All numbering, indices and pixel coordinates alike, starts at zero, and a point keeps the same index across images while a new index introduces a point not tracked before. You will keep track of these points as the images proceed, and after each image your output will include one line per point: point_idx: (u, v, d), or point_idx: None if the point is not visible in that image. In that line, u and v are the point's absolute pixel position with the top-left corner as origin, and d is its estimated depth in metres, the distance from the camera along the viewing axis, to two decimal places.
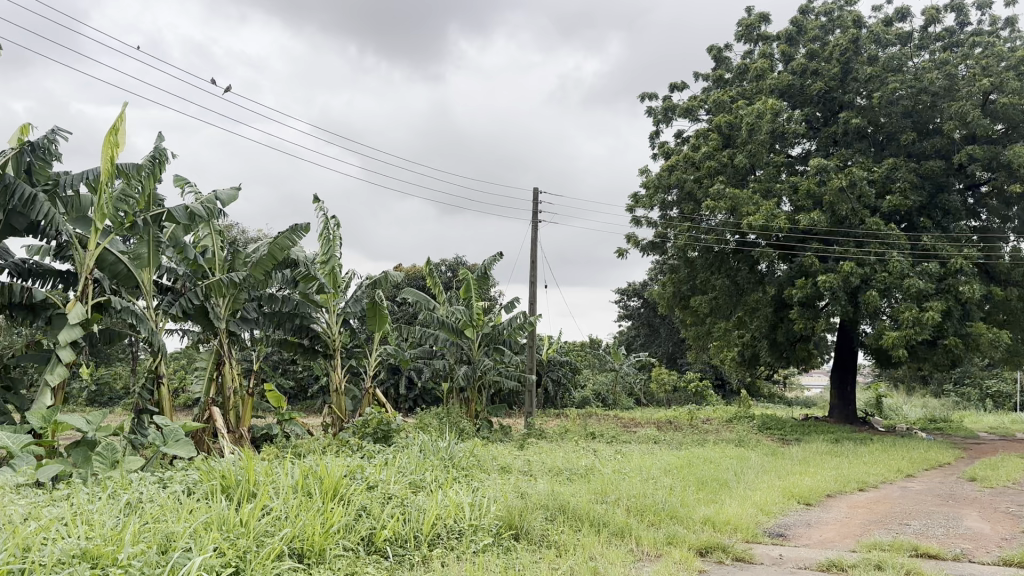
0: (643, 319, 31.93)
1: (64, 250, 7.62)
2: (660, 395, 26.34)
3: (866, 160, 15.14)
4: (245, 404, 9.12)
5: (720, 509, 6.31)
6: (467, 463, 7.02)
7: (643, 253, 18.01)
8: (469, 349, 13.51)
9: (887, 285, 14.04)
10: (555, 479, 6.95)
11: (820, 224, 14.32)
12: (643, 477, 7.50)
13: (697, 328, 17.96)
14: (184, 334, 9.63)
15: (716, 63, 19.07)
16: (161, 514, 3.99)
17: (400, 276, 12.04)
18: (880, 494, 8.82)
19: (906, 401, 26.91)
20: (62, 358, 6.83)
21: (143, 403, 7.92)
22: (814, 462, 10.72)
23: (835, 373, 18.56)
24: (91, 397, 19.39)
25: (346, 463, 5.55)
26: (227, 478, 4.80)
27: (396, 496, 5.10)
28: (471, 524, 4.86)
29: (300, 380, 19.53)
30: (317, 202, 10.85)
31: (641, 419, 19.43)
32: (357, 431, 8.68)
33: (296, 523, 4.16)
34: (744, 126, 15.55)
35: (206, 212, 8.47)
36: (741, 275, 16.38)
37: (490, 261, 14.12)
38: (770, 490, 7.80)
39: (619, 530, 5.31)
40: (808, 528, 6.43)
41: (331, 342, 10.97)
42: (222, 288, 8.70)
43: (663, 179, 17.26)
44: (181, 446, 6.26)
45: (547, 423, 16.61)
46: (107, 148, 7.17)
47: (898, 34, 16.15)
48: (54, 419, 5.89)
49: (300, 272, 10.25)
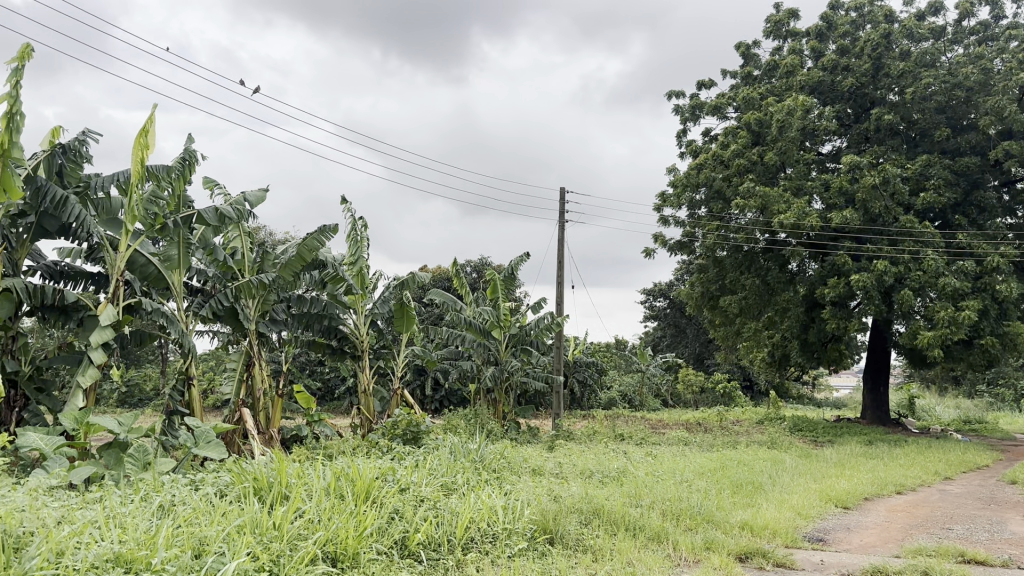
0: (670, 319, 31.72)
1: (95, 252, 7.66)
2: (688, 396, 26.11)
3: (899, 157, 14.87)
4: (275, 405, 9.11)
5: (756, 513, 6.18)
6: (497, 464, 6.95)
7: (671, 253, 17.86)
8: (496, 350, 13.43)
9: (922, 284, 13.77)
10: (587, 482, 6.86)
11: (853, 222, 14.08)
12: (676, 480, 7.39)
13: (727, 328, 17.75)
14: (214, 335, 9.65)
15: (745, 59, 18.87)
16: (195, 517, 3.95)
17: (427, 276, 12.00)
18: (919, 497, 8.62)
19: (940, 402, 26.46)
20: (94, 359, 6.84)
21: (174, 404, 7.93)
22: (849, 464, 10.53)
23: (867, 374, 18.27)
24: (122, 398, 19.59)
25: (378, 466, 5.50)
26: (260, 480, 4.77)
27: (428, 498, 5.03)
28: (505, 528, 4.78)
29: (327, 381, 19.59)
30: (345, 202, 10.85)
31: (669, 421, 19.29)
32: (386, 432, 8.65)
33: (329, 526, 4.10)
34: (775, 123, 15.35)
35: (235, 213, 8.47)
36: (772, 275, 16.12)
37: (517, 262, 14.05)
38: (806, 493, 7.64)
39: (656, 534, 5.21)
40: (848, 533, 6.28)
41: (359, 343, 10.95)
42: (251, 289, 8.70)
43: (691, 178, 17.08)
44: (211, 448, 6.27)
45: (574, 424, 16.54)
46: (137, 149, 7.18)
47: (931, 29, 15.87)
48: (86, 420, 5.91)
49: (328, 272, 10.24)
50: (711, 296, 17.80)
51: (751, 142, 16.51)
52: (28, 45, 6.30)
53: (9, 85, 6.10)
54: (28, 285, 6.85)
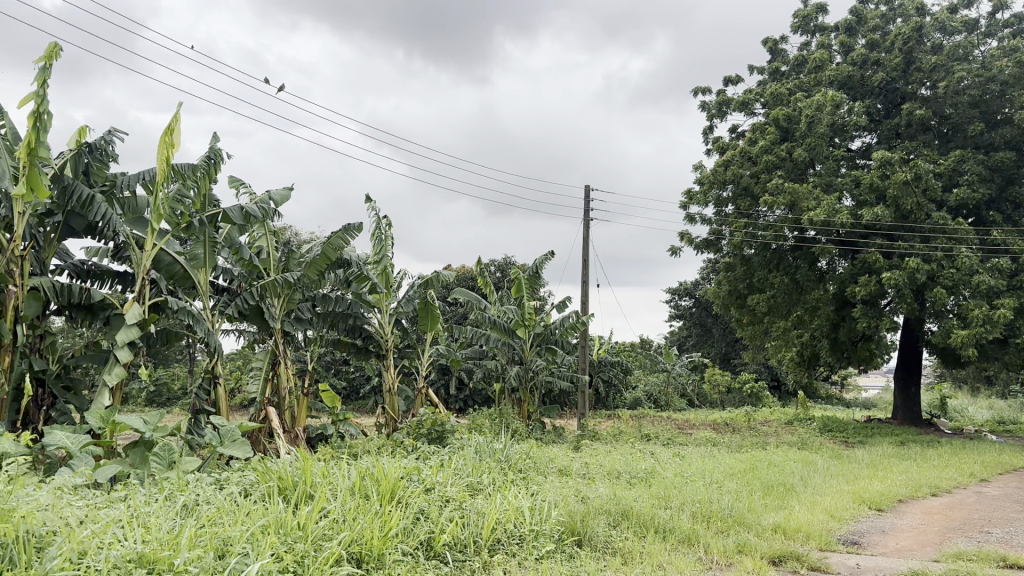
0: (695, 319, 31.46)
1: (122, 251, 7.68)
2: (715, 396, 25.86)
3: (932, 152, 14.58)
4: (300, 404, 9.09)
5: (789, 515, 6.04)
6: (523, 464, 6.86)
7: (697, 251, 17.68)
8: (521, 349, 13.35)
9: (955, 282, 13.48)
10: (615, 483, 6.76)
11: (884, 219, 13.82)
12: (706, 481, 7.27)
13: (755, 327, 17.53)
14: (240, 334, 9.66)
15: (772, 55, 18.64)
16: (218, 516, 3.90)
17: (451, 275, 11.93)
18: (955, 500, 8.41)
19: (973, 403, 25.98)
20: (121, 358, 6.84)
21: (200, 403, 7.92)
22: (882, 466, 10.32)
23: (898, 374, 17.96)
24: (150, 398, 19.75)
25: (403, 465, 5.43)
26: (284, 479, 4.72)
27: (454, 498, 4.96)
28: (532, 530, 4.69)
29: (352, 381, 19.62)
30: (369, 201, 10.81)
31: (696, 421, 19.07)
32: (411, 431, 8.59)
33: (353, 527, 4.04)
34: (803, 119, 15.13)
35: (261, 212, 8.46)
36: (801, 272, 15.89)
37: (542, 260, 13.96)
38: (839, 495, 7.48)
39: (687, 537, 5.11)
40: (883, 536, 6.12)
41: (384, 342, 10.91)
42: (277, 288, 8.69)
43: (718, 174, 16.88)
44: (237, 446, 6.19)
45: (599, 424, 16.42)
46: (163, 148, 7.18)
47: (964, 22, 15.56)
48: (111, 419, 5.90)
49: (352, 271, 10.20)
50: (739, 294, 17.59)
51: (780, 138, 16.29)
52: (55, 45, 6.31)
53: (36, 84, 6.11)
54: (55, 284, 6.86)
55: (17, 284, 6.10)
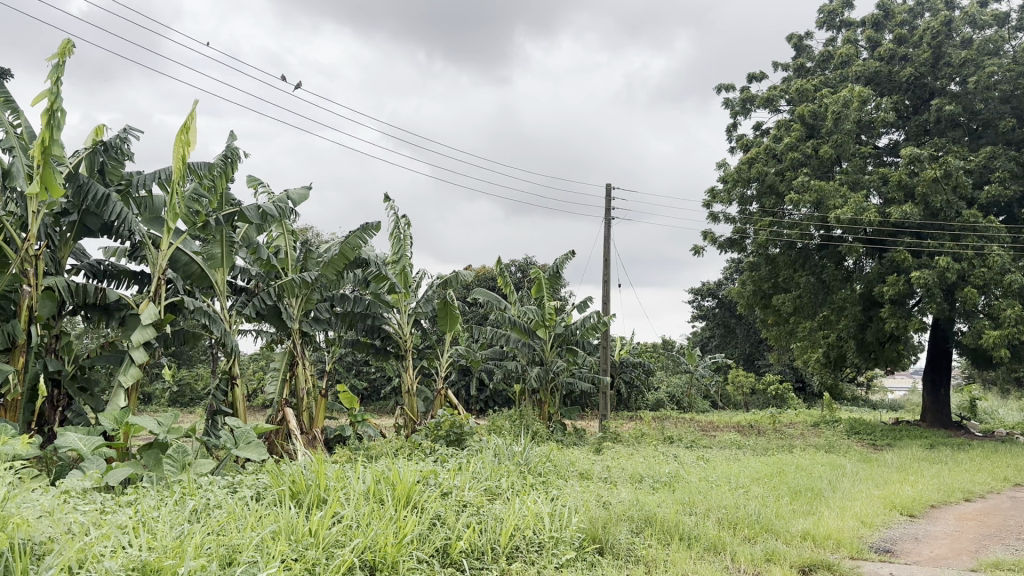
0: (719, 319, 31.14)
1: (138, 251, 7.63)
2: (738, 398, 25.55)
3: (962, 149, 14.25)
4: (318, 405, 9.00)
5: (818, 521, 5.84)
6: (543, 468, 6.69)
7: (721, 251, 17.46)
8: (541, 350, 13.18)
9: (986, 282, 13.15)
10: (637, 487, 6.57)
11: (913, 217, 13.50)
12: (731, 486, 7.06)
13: (780, 328, 17.25)
14: (258, 335, 9.59)
15: (797, 51, 18.37)
16: (227, 522, 3.79)
17: (470, 275, 11.79)
18: (989, 505, 8.14)
19: (1004, 404, 25.43)
20: (136, 358, 6.79)
21: (216, 404, 7.85)
22: (912, 469, 10.03)
23: (927, 376, 17.58)
24: (173, 398, 19.80)
25: (419, 468, 5.28)
26: (297, 483, 4.60)
27: (471, 503, 4.81)
28: (552, 536, 4.52)
29: (373, 382, 19.58)
30: (388, 200, 10.70)
31: (720, 423, 18.80)
32: (430, 433, 8.46)
33: (367, 533, 3.90)
34: (829, 115, 14.88)
35: (278, 211, 8.37)
36: (827, 272, 15.66)
37: (562, 260, 13.79)
38: (869, 500, 7.24)
39: (713, 545, 4.94)
40: (917, 543, 5.89)
41: (403, 342, 10.77)
42: (294, 288, 8.58)
43: (742, 173, 16.64)
44: (252, 448, 6.09)
45: (621, 426, 16.18)
46: (178, 147, 7.10)
47: (995, 16, 15.21)
48: (125, 421, 5.84)
49: (371, 271, 10.09)
50: (763, 294, 17.31)
51: (805, 136, 16.03)
52: (69, 41, 6.25)
53: (50, 82, 6.06)
54: (70, 284, 6.80)
55: (31, 283, 6.05)
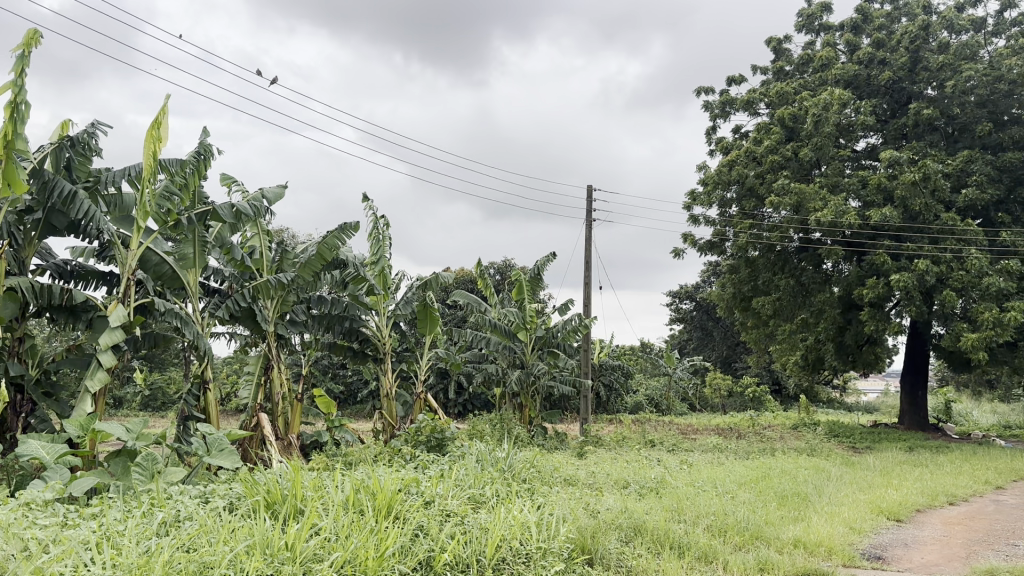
0: (697, 322, 31.18)
1: (106, 251, 7.37)
2: (716, 401, 25.56)
3: (940, 152, 14.29)
4: (295, 410, 8.77)
5: (808, 528, 5.72)
6: (527, 474, 6.52)
7: (701, 253, 17.42)
8: (522, 353, 13.02)
9: (964, 285, 13.19)
10: (624, 494, 6.42)
11: (892, 220, 13.50)
12: (718, 492, 6.92)
13: (759, 330, 17.25)
14: (232, 337, 9.38)
15: (775, 55, 18.39)
16: (199, 537, 3.59)
17: (450, 276, 11.59)
18: (973, 509, 8.07)
19: (978, 407, 25.60)
20: (104, 362, 6.53)
21: (189, 409, 7.62)
22: (895, 473, 9.97)
23: (905, 379, 17.62)
24: (145, 402, 19.43)
25: (401, 476, 5.09)
26: (273, 493, 4.39)
27: (455, 513, 4.62)
28: (540, 547, 4.31)
29: (350, 385, 19.36)
30: (366, 199, 10.48)
31: (699, 426, 18.75)
32: (409, 439, 8.27)
33: (346, 546, 3.70)
34: (809, 118, 14.89)
35: (252, 210, 8.14)
36: (807, 275, 15.66)
37: (543, 262, 13.65)
38: (855, 505, 7.14)
39: (704, 554, 4.80)
40: (907, 549, 5.79)
41: (381, 344, 10.56)
42: (269, 289, 8.35)
43: (722, 175, 16.58)
44: (225, 456, 5.85)
45: (602, 430, 16.05)
46: (149, 142, 6.85)
47: (972, 20, 15.28)
48: (91, 428, 5.60)
49: (349, 272, 9.87)
50: (743, 297, 17.32)
51: (785, 138, 16.04)
52: (35, 31, 6.00)
53: (14, 73, 5.80)
54: (35, 284, 6.54)
55: None
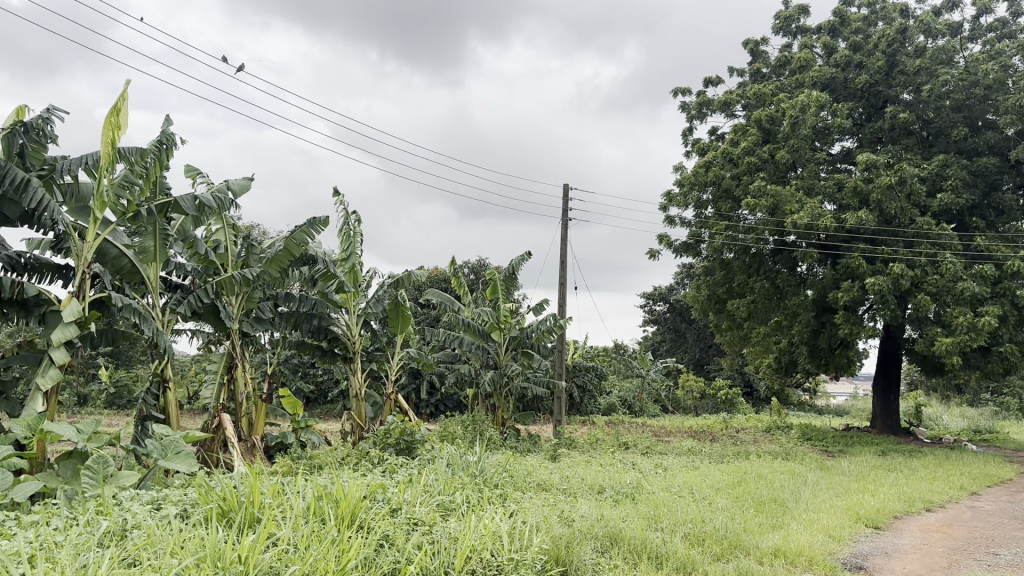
0: (670, 324, 31.18)
1: (62, 243, 7.05)
2: (688, 403, 25.56)
3: (915, 157, 14.30)
4: (258, 409, 8.52)
5: (787, 536, 5.55)
6: (499, 479, 6.30)
7: (676, 255, 17.30)
8: (496, 353, 12.80)
9: (939, 289, 13.24)
10: (598, 500, 6.23)
11: (868, 224, 13.46)
12: (695, 497, 6.77)
13: (733, 332, 17.22)
14: (195, 334, 9.08)
15: (752, 56, 18.35)
16: (144, 549, 3.33)
17: (424, 274, 11.34)
18: (949, 516, 7.98)
19: (946, 411, 25.80)
20: (56, 359, 6.23)
21: (147, 409, 7.31)
22: (871, 477, 9.92)
23: (878, 383, 17.65)
24: (110, 400, 18.97)
25: (366, 482, 4.86)
26: (228, 500, 4.13)
27: (423, 522, 4.40)
28: (512, 558, 4.07)
29: (320, 384, 19.06)
30: (337, 194, 10.19)
31: (673, 428, 18.69)
32: (378, 441, 8.04)
33: (305, 558, 3.45)
34: (786, 119, 14.84)
35: (216, 202, 7.83)
36: (781, 277, 15.49)
37: (517, 262, 13.43)
38: (833, 512, 7.01)
39: (683, 565, 4.62)
40: (887, 559, 5.65)
41: (351, 344, 10.28)
42: (234, 285, 8.05)
43: (699, 176, 16.46)
44: (181, 459, 5.54)
45: (575, 432, 15.94)
46: (107, 130, 6.53)
47: (948, 24, 15.31)
48: (39, 428, 5.28)
49: (318, 269, 9.55)
50: (718, 299, 17.27)
51: (761, 140, 15.97)
52: None
53: None
54: None
55: None
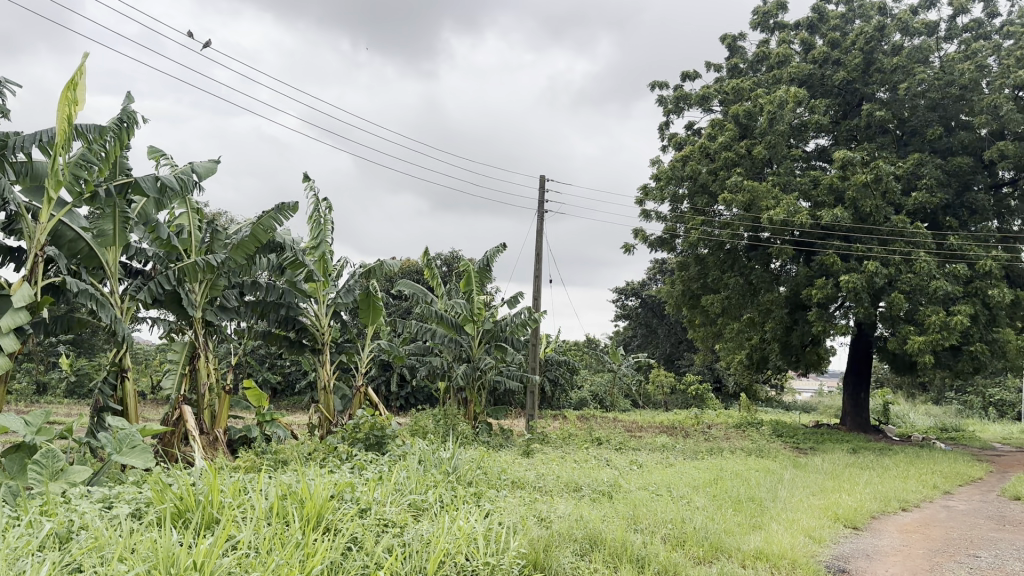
0: (641, 319, 31.16)
1: (14, 224, 6.68)
2: (658, 398, 25.56)
3: (891, 155, 14.27)
4: (222, 401, 8.18)
5: (768, 538, 5.38)
6: (472, 476, 6.05)
7: (651, 249, 17.20)
8: (468, 346, 12.58)
9: (913, 288, 13.21)
10: (575, 500, 6.02)
11: (843, 221, 13.38)
12: (673, 496, 6.59)
13: (706, 328, 17.16)
14: (156, 322, 8.73)
15: (729, 52, 18.27)
16: (85, 557, 3.04)
17: (395, 264, 11.04)
18: (926, 516, 7.90)
19: (914, 409, 25.99)
20: (5, 346, 5.85)
21: (104, 400, 6.99)
22: (844, 476, 9.85)
23: (848, 380, 17.70)
24: (71, 389, 18.53)
25: (333, 480, 4.61)
26: (184, 500, 3.86)
27: (394, 522, 4.16)
28: (487, 563, 3.84)
29: (286, 375, 18.73)
30: (307, 180, 9.86)
31: (644, 423, 18.59)
32: (347, 435, 7.76)
33: (266, 563, 3.19)
34: (764, 115, 14.72)
35: (179, 184, 7.48)
36: (755, 274, 15.43)
37: (492, 253, 13.19)
38: (811, 511, 6.90)
39: (663, 569, 4.42)
40: (870, 561, 5.51)
41: (320, 335, 10.00)
42: (196, 271, 7.71)
43: (676, 170, 16.33)
44: (136, 454, 5.21)
45: (548, 426, 15.78)
46: (63, 105, 6.17)
47: (925, 24, 15.27)
48: None
49: (286, 257, 9.24)
50: (692, 295, 17.18)
51: (738, 135, 15.85)
52: None
53: None
54: None
55: None
